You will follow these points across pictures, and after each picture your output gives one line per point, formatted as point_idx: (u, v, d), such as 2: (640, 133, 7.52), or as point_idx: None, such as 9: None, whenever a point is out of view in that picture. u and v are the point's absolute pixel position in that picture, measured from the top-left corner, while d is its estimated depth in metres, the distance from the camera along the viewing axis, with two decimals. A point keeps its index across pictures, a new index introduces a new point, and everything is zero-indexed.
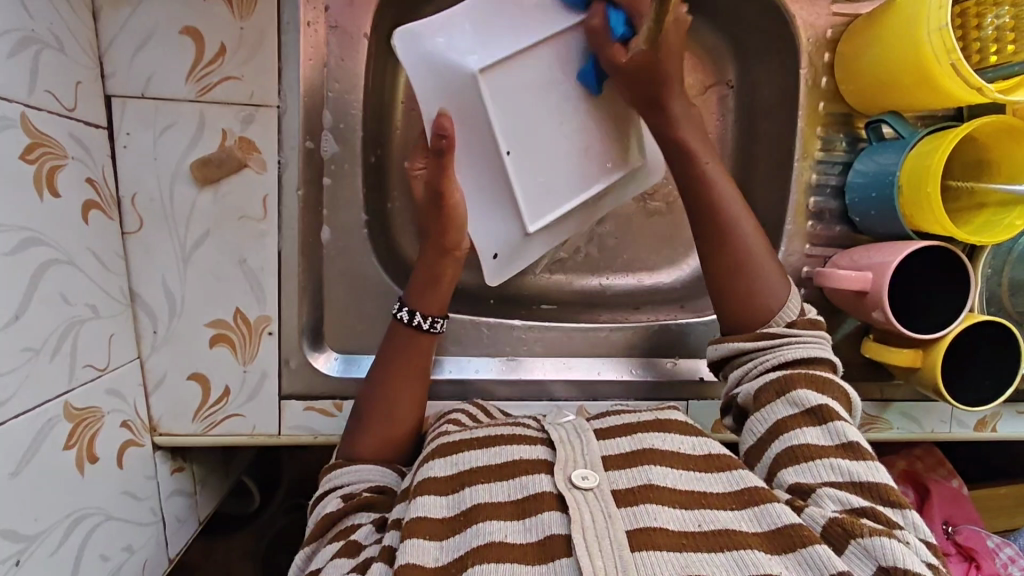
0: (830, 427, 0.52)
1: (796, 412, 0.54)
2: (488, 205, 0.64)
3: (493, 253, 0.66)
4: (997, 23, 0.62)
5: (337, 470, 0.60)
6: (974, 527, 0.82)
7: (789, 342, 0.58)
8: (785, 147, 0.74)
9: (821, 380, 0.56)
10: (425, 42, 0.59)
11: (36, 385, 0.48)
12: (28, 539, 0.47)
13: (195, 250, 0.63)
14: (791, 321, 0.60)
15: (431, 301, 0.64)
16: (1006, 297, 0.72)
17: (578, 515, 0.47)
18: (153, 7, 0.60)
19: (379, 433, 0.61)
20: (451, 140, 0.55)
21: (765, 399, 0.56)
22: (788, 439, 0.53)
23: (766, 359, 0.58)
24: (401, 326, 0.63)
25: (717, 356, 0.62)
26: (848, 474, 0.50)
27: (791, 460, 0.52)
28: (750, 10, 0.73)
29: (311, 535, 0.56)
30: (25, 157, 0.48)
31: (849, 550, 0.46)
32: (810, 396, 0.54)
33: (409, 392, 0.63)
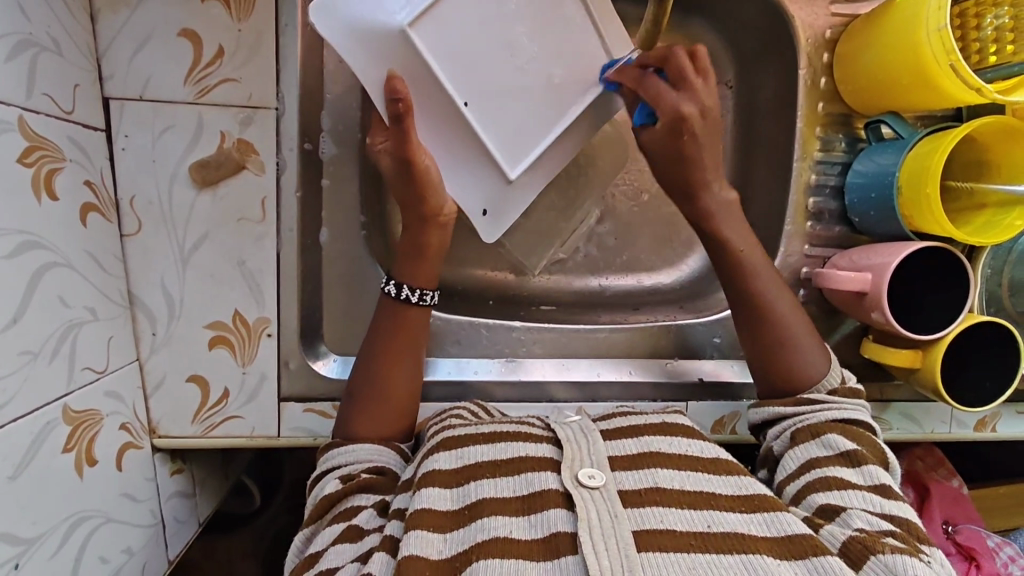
0: (863, 469, 0.54)
1: (828, 454, 0.56)
2: (465, 162, 0.63)
3: (482, 209, 0.66)
4: (996, 23, 0.61)
5: (337, 448, 0.59)
6: (974, 526, 0.82)
7: (826, 405, 0.59)
8: (784, 148, 0.74)
9: (857, 432, 0.57)
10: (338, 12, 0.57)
11: (35, 388, 0.49)
12: (26, 542, 0.47)
13: (194, 252, 0.63)
14: (833, 390, 0.61)
15: (417, 273, 0.64)
16: (1006, 298, 0.71)
17: (586, 514, 0.47)
18: (150, 9, 0.60)
19: (369, 407, 0.62)
20: (406, 103, 0.55)
21: (798, 441, 0.58)
22: (820, 472, 0.55)
23: (802, 419, 0.59)
24: (388, 300, 0.64)
25: (757, 418, 0.63)
26: (876, 505, 0.51)
27: (821, 486, 0.53)
28: (749, 10, 0.73)
29: (310, 517, 0.56)
30: (23, 160, 0.48)
31: (869, 565, 0.46)
32: (843, 441, 0.56)
33: (397, 364, 0.63)
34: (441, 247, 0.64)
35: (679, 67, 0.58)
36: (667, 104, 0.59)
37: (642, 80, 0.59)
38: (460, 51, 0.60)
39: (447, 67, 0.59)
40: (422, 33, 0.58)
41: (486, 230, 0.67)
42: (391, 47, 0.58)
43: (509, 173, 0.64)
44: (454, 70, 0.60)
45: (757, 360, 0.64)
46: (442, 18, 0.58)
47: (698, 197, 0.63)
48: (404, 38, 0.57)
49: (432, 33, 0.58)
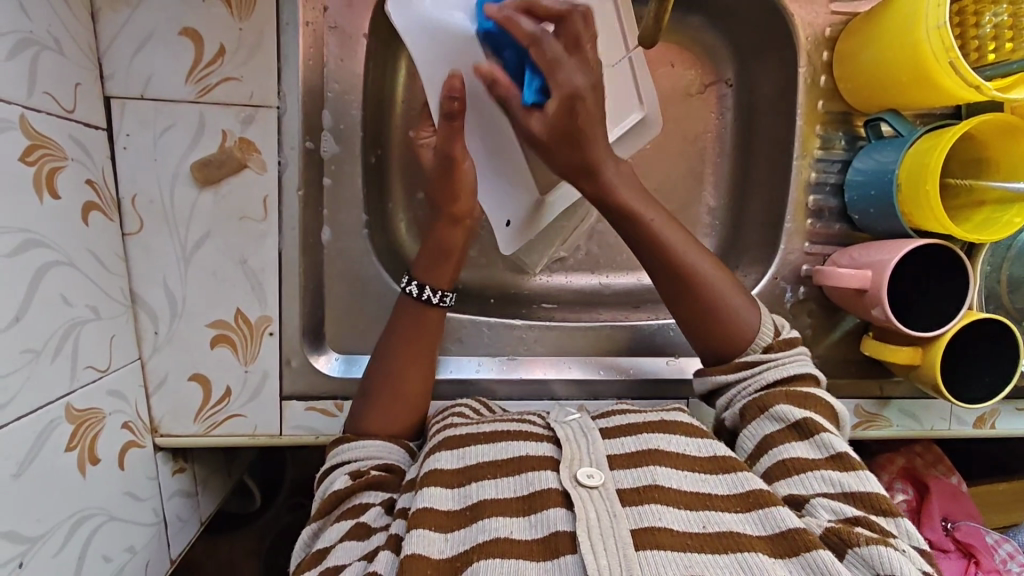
0: (817, 440, 0.54)
1: (779, 428, 0.56)
2: (497, 172, 0.65)
3: (506, 220, 0.67)
4: (995, 21, 0.62)
5: (346, 443, 0.60)
6: (972, 523, 0.82)
7: (766, 366, 0.60)
8: (784, 146, 0.74)
9: (800, 394, 0.57)
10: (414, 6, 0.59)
11: (37, 387, 0.49)
12: (30, 540, 0.47)
13: (196, 251, 0.63)
14: (768, 346, 0.61)
15: (439, 275, 0.65)
16: (1005, 295, 0.72)
17: (585, 514, 0.47)
18: (152, 7, 0.60)
19: (384, 407, 0.62)
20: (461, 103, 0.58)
21: (748, 419, 0.58)
22: (775, 454, 0.54)
23: (746, 387, 0.59)
24: (407, 298, 0.65)
25: (703, 388, 0.63)
26: (837, 485, 0.51)
27: (782, 473, 0.53)
28: (748, 8, 0.73)
29: (317, 512, 0.57)
30: (25, 158, 0.48)
31: (847, 559, 0.46)
32: (792, 410, 0.56)
33: (414, 361, 0.63)
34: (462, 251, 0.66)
35: (572, 33, 0.56)
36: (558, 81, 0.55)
37: (536, 38, 0.55)
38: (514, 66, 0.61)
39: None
40: (483, 45, 0.60)
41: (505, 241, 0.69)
42: (444, 51, 0.60)
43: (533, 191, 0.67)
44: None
45: (690, 325, 0.62)
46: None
47: (597, 171, 0.57)
48: (469, 40, 0.60)
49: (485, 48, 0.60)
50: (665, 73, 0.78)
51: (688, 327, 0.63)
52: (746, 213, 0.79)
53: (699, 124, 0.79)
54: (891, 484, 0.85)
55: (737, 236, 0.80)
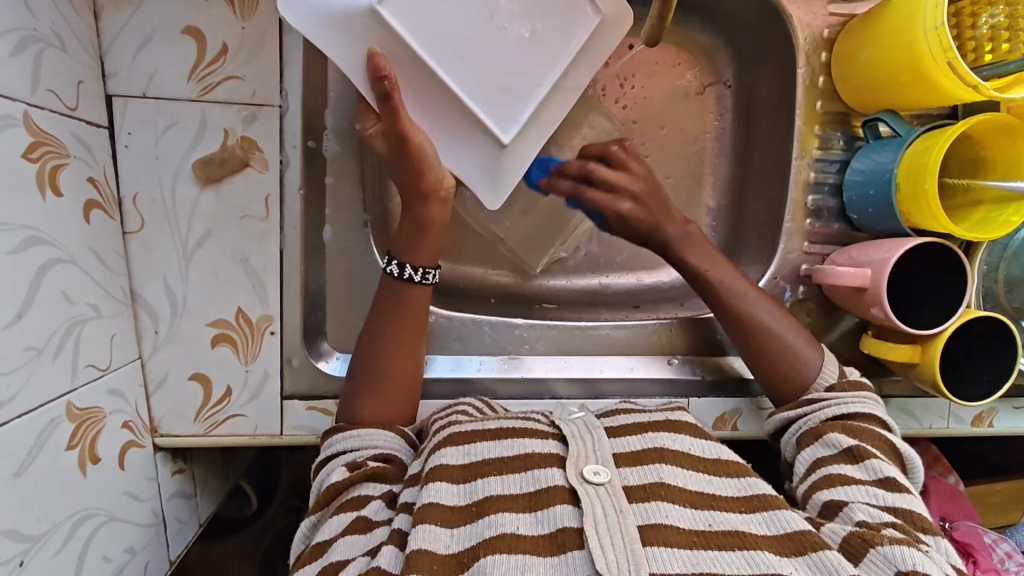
0: (866, 464, 0.55)
1: (831, 452, 0.57)
2: (455, 132, 0.62)
3: (480, 181, 0.64)
4: (992, 22, 0.62)
5: (342, 432, 0.60)
6: (971, 522, 0.82)
7: (827, 403, 0.61)
8: (784, 147, 0.74)
9: (858, 426, 0.59)
10: None
11: (39, 386, 0.48)
12: (31, 539, 0.47)
13: (197, 249, 0.63)
14: (833, 385, 0.62)
15: (419, 251, 0.64)
16: (1002, 294, 0.73)
17: (591, 508, 0.48)
18: (154, 6, 0.60)
19: (372, 391, 0.62)
20: (391, 79, 0.55)
21: (803, 445, 0.60)
22: (823, 470, 0.56)
23: (806, 421, 0.61)
24: (391, 280, 0.64)
25: (773, 425, 0.65)
26: (882, 499, 0.52)
27: (826, 484, 0.55)
28: (747, 9, 0.74)
29: (316, 505, 0.56)
30: (28, 155, 0.48)
31: (869, 558, 0.46)
32: (844, 438, 0.57)
33: (398, 342, 0.64)
34: (442, 223, 0.64)
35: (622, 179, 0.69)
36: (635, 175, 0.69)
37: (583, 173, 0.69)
38: (436, 23, 0.59)
39: (422, 43, 0.59)
40: (391, 8, 0.57)
41: (489, 198, 0.65)
42: (362, 29, 0.57)
43: (503, 138, 0.63)
44: (433, 48, 0.59)
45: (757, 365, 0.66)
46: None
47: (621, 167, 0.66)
48: (374, 14, 0.57)
49: (403, 7, 0.58)
50: (664, 74, 0.79)
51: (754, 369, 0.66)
52: (745, 213, 0.80)
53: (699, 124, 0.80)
54: None
55: (737, 236, 0.80)
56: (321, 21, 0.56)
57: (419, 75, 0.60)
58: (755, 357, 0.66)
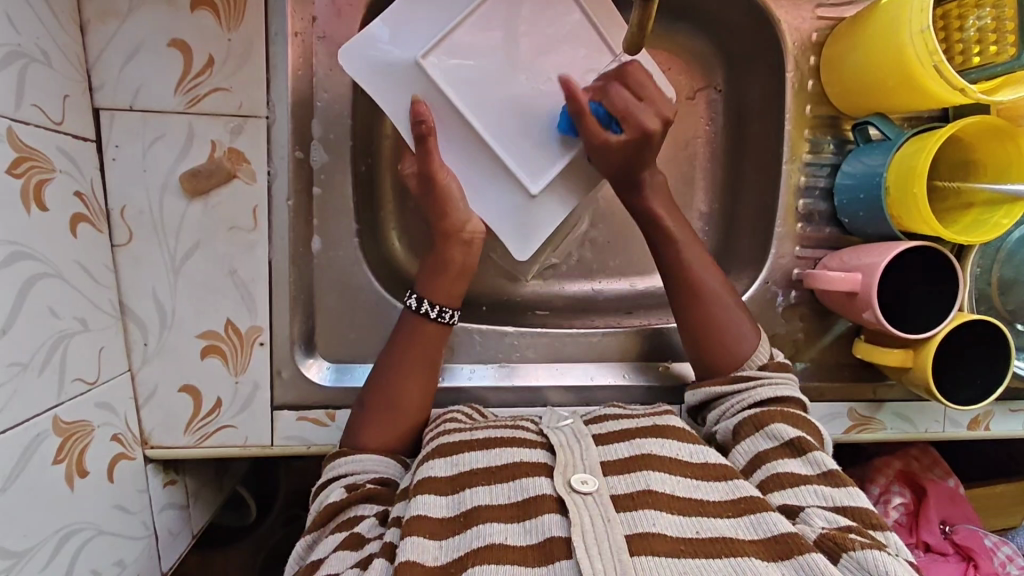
0: (809, 457, 0.54)
1: (773, 445, 0.56)
2: (486, 173, 0.64)
3: (508, 228, 0.65)
4: (979, 24, 0.62)
5: (343, 457, 0.60)
6: (972, 526, 0.82)
7: (758, 383, 0.61)
8: (774, 150, 0.74)
9: (793, 414, 0.58)
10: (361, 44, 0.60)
11: (24, 400, 0.48)
12: (16, 555, 0.46)
13: (186, 261, 0.63)
14: (763, 364, 0.63)
15: (439, 289, 0.64)
16: (995, 296, 0.72)
17: (579, 518, 0.47)
18: (141, 19, 0.60)
19: (381, 418, 0.62)
20: (429, 125, 0.60)
21: (741, 436, 0.58)
22: (770, 468, 0.55)
23: (742, 400, 0.61)
24: (408, 312, 0.65)
25: (695, 401, 0.65)
26: (831, 499, 0.51)
27: (775, 485, 0.54)
28: (736, 14, 0.73)
29: (313, 522, 0.56)
30: (12, 171, 0.48)
31: (842, 564, 0.46)
32: (785, 429, 0.57)
33: (414, 377, 0.63)
34: (465, 266, 0.65)
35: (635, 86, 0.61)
36: (635, 120, 0.60)
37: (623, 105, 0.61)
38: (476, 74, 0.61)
39: (463, 93, 0.61)
40: (435, 62, 0.60)
41: (516, 249, 0.66)
42: (401, 76, 0.60)
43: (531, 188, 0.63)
44: (472, 98, 0.61)
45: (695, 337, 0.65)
46: (455, 46, 0.61)
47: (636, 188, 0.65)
48: (418, 67, 0.60)
49: (446, 61, 0.61)
50: None
51: (692, 343, 0.66)
52: (737, 218, 0.79)
53: (690, 129, 0.80)
54: (889, 489, 0.85)
55: (729, 241, 0.80)
56: (368, 68, 0.60)
57: (456, 122, 0.62)
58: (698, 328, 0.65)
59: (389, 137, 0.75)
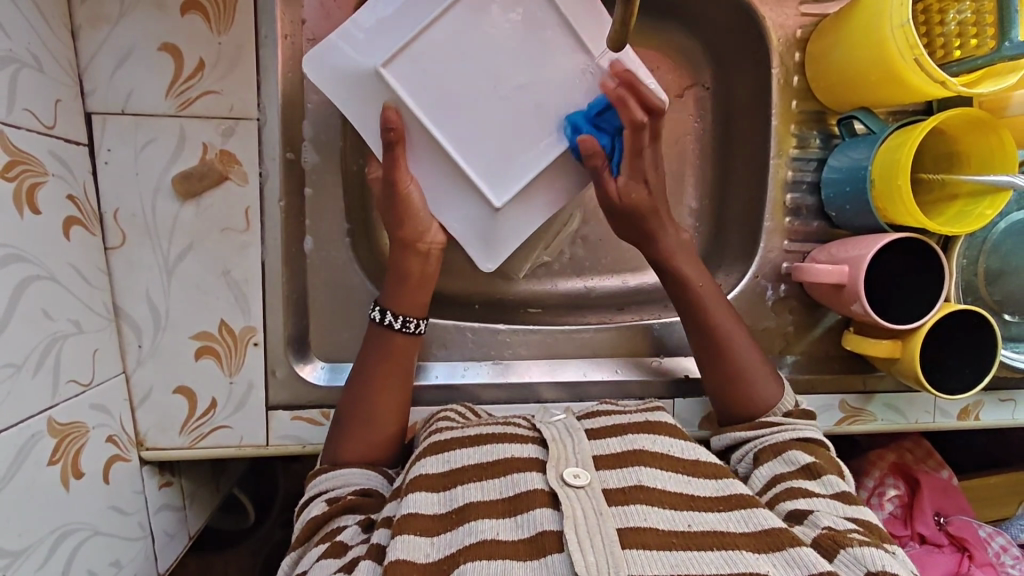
0: (824, 479, 0.56)
1: (791, 470, 0.57)
2: (452, 186, 0.62)
3: (472, 237, 0.64)
4: (959, 18, 0.63)
5: (323, 474, 0.60)
6: (965, 517, 0.82)
7: (783, 426, 0.61)
8: (761, 146, 0.75)
9: (814, 447, 0.59)
10: (334, 57, 0.59)
11: (17, 402, 0.48)
12: (12, 555, 0.47)
13: (178, 263, 0.64)
14: (790, 412, 0.63)
15: (402, 298, 0.64)
16: (982, 287, 0.73)
17: (571, 511, 0.48)
18: (132, 23, 0.60)
19: (355, 432, 0.62)
20: (398, 133, 0.59)
21: (762, 461, 0.59)
22: (784, 484, 0.56)
23: (761, 441, 0.60)
24: (374, 325, 0.64)
25: (721, 446, 0.64)
26: (840, 510, 0.53)
27: (787, 496, 0.55)
28: (721, 12, 0.74)
29: (298, 539, 0.56)
30: (4, 174, 0.48)
31: (838, 559, 0.48)
32: (802, 455, 0.58)
33: (384, 389, 0.63)
34: (424, 274, 0.65)
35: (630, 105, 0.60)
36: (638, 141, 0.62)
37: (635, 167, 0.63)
38: (441, 82, 0.60)
39: (425, 101, 0.60)
40: (395, 71, 0.59)
41: (484, 259, 0.65)
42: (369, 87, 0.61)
43: (493, 200, 0.62)
44: (437, 110, 0.60)
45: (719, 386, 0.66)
46: (417, 57, 0.59)
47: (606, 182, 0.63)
48: (378, 77, 0.59)
49: (407, 72, 0.59)
50: None
51: (717, 393, 0.66)
52: (727, 213, 0.80)
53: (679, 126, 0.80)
54: (883, 481, 0.85)
55: (719, 237, 0.81)
56: (338, 81, 0.59)
57: (425, 138, 0.61)
58: (720, 378, 0.65)
59: None
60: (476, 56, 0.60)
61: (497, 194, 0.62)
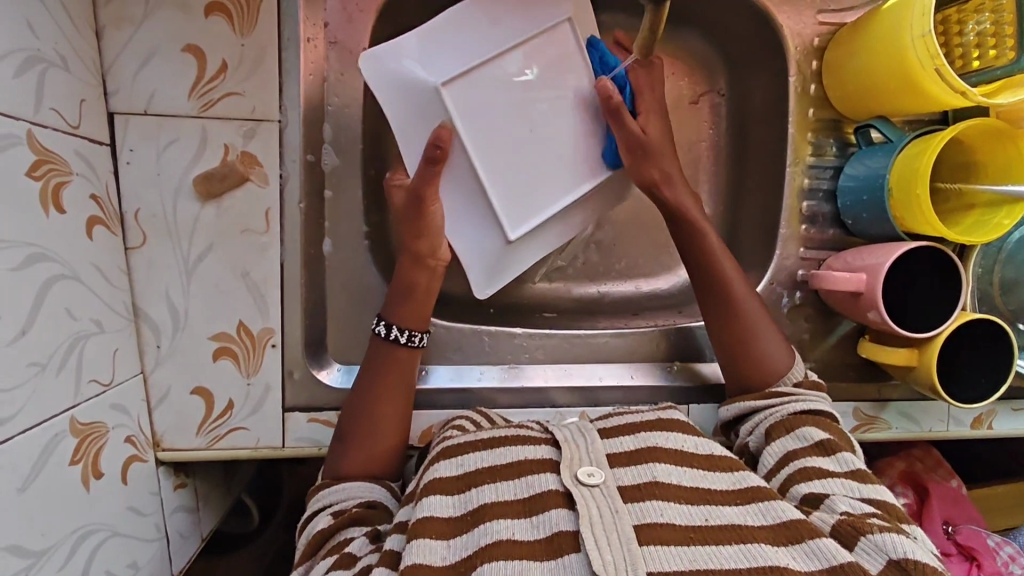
0: (839, 456, 0.55)
1: (804, 445, 0.57)
2: (471, 215, 0.66)
3: (478, 265, 0.68)
4: (978, 29, 0.63)
5: (327, 488, 0.60)
6: (974, 526, 0.82)
7: (793, 397, 0.61)
8: (777, 153, 0.75)
9: (827, 422, 0.59)
10: (389, 64, 0.61)
11: (41, 401, 0.48)
12: (35, 555, 0.47)
13: (198, 264, 0.64)
14: (799, 381, 0.64)
15: (407, 315, 0.64)
16: (997, 296, 0.73)
17: (587, 511, 0.48)
18: (156, 24, 0.61)
19: (356, 445, 0.62)
20: (445, 151, 0.59)
21: (774, 438, 0.59)
22: (797, 464, 0.56)
23: (773, 413, 0.61)
24: (378, 341, 0.64)
25: (729, 415, 0.65)
26: (855, 491, 0.53)
27: (802, 477, 0.55)
28: (738, 21, 0.75)
29: (304, 555, 0.56)
30: (31, 173, 0.49)
31: (859, 546, 0.47)
32: (816, 432, 0.58)
33: (386, 403, 0.63)
34: (430, 289, 0.65)
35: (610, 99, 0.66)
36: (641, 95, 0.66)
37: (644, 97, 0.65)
38: (488, 123, 0.64)
39: (473, 131, 0.63)
40: (454, 92, 0.62)
41: (483, 285, 0.69)
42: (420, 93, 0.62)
43: (509, 235, 0.66)
44: (482, 135, 0.63)
45: (726, 349, 0.66)
46: (476, 82, 0.63)
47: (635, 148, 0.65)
48: (437, 94, 0.61)
49: (464, 93, 0.62)
50: None
51: (723, 357, 0.66)
52: (742, 219, 0.80)
53: (694, 132, 0.81)
54: (893, 489, 0.85)
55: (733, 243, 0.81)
56: (389, 84, 0.61)
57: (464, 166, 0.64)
58: (728, 337, 0.66)
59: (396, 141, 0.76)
60: (512, 92, 0.64)
61: (513, 231, 0.66)
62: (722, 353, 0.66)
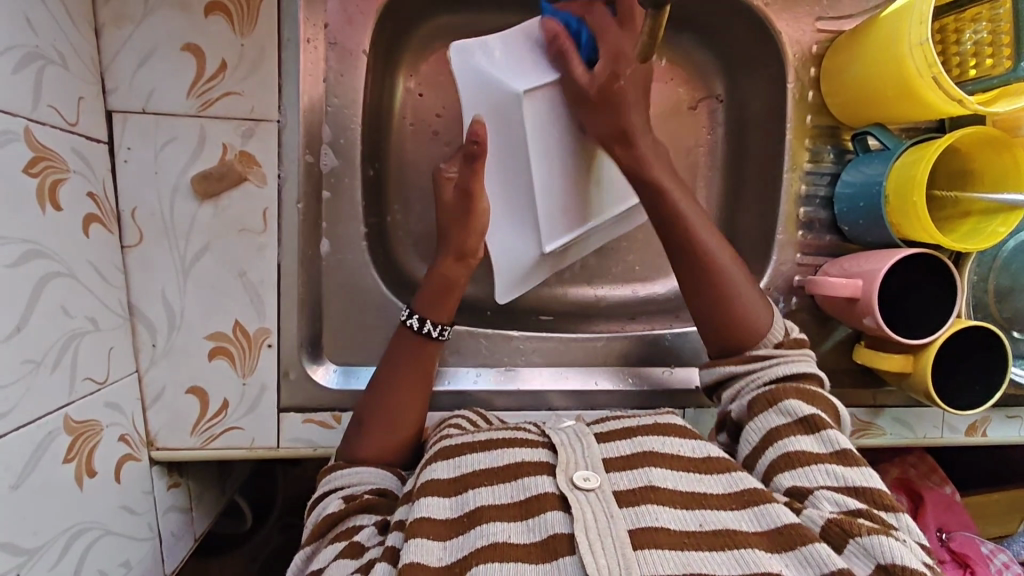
0: (823, 435, 0.54)
1: (788, 421, 0.56)
2: (513, 215, 0.70)
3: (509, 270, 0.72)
4: (975, 38, 0.63)
5: (338, 471, 0.59)
6: (968, 533, 0.82)
7: (775, 360, 0.61)
8: (775, 159, 0.76)
9: (811, 393, 0.58)
10: (475, 60, 0.66)
11: (36, 398, 0.48)
12: (27, 553, 0.46)
13: (195, 263, 0.64)
14: (779, 343, 0.62)
15: (437, 307, 0.66)
16: (992, 304, 0.73)
17: (581, 514, 0.48)
18: (157, 23, 0.61)
19: (374, 430, 0.61)
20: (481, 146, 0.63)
21: (755, 412, 0.58)
22: (781, 447, 0.55)
23: (755, 377, 0.61)
24: (407, 332, 0.65)
25: (710, 379, 0.64)
26: (843, 479, 0.52)
27: (785, 465, 0.54)
28: (737, 27, 0.75)
29: (311, 536, 0.56)
30: (28, 170, 0.48)
31: (847, 549, 0.47)
32: (800, 406, 0.56)
33: (413, 393, 0.63)
34: (455, 284, 0.67)
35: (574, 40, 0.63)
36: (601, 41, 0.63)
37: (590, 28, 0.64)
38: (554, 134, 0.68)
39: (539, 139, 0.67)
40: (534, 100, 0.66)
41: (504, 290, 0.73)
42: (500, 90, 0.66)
43: (544, 246, 0.70)
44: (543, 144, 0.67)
45: (707, 316, 0.64)
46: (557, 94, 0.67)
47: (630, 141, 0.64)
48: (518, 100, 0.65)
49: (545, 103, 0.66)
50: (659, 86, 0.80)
51: (703, 322, 0.65)
52: (739, 225, 0.81)
53: (692, 137, 0.81)
54: None
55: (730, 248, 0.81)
56: (471, 82, 0.67)
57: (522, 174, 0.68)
58: (709, 307, 0.63)
59: (395, 143, 0.77)
60: None
61: (549, 243, 0.70)
62: (703, 317, 0.64)
